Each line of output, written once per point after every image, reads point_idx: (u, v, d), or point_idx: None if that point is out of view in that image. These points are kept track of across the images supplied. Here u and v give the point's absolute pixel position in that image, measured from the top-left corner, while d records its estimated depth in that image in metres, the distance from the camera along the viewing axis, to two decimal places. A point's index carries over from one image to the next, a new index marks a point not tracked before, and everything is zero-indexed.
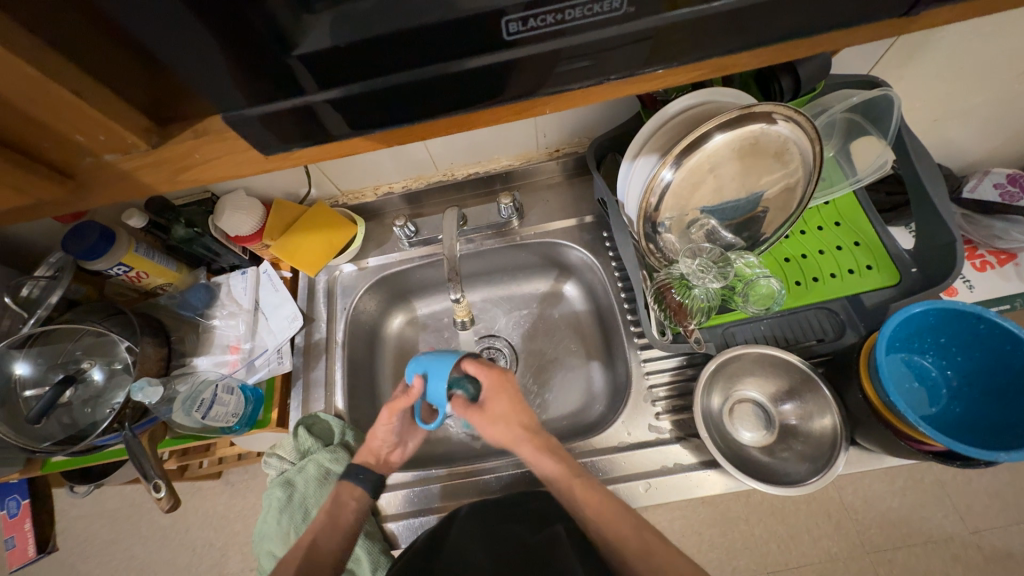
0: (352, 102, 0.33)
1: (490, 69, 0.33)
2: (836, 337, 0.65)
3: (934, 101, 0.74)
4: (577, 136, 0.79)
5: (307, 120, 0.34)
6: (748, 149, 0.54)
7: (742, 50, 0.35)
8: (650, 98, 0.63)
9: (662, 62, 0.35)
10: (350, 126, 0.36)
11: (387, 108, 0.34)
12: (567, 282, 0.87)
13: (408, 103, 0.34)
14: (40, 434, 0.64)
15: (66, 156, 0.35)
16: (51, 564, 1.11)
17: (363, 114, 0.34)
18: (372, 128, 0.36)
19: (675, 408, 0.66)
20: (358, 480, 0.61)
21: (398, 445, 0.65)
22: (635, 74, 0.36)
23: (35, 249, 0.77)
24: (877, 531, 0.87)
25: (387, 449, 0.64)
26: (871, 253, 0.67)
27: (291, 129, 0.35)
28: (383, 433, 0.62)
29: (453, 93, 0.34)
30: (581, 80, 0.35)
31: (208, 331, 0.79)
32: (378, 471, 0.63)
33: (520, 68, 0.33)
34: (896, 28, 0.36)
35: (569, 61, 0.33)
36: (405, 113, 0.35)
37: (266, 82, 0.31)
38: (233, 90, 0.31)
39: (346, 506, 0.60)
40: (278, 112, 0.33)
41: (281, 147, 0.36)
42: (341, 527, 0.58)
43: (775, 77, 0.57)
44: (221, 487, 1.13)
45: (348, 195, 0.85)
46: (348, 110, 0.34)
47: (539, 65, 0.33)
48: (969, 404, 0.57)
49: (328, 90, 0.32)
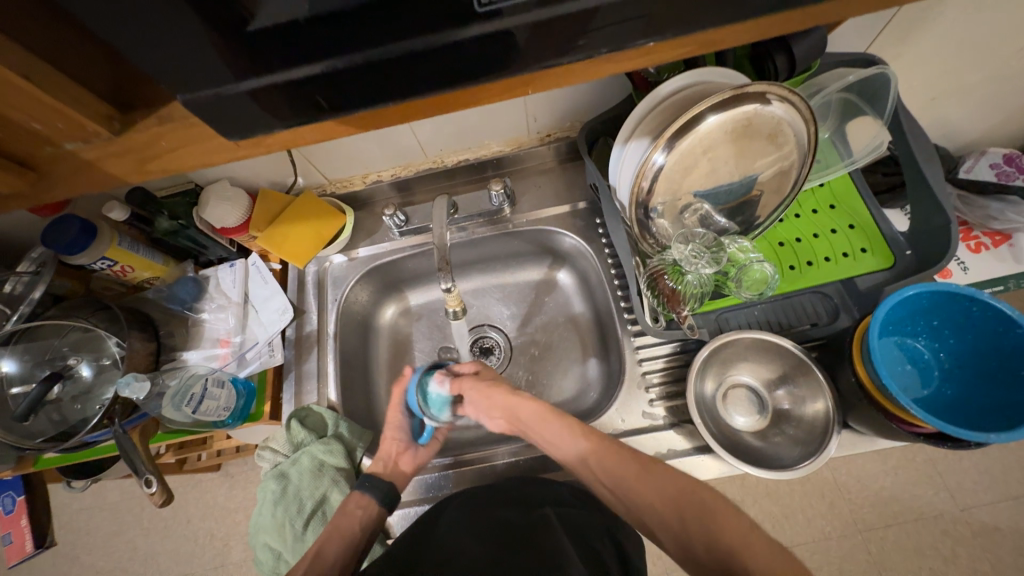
0: (334, 81, 0.32)
1: (473, 44, 0.31)
2: (830, 321, 0.64)
3: (932, 78, 0.73)
4: (568, 120, 0.78)
5: (287, 103, 0.33)
6: (741, 131, 0.53)
7: (727, 23, 0.34)
8: (641, 78, 0.61)
9: (643, 35, 0.33)
10: (334, 108, 0.34)
11: (359, 90, 0.33)
12: (561, 270, 0.86)
13: (388, 82, 0.33)
14: (29, 432, 0.63)
15: (23, 144, 0.34)
16: (54, 558, 1.12)
17: (343, 94, 0.33)
18: (353, 109, 0.34)
19: (669, 394, 0.66)
20: (364, 488, 0.61)
21: (408, 448, 0.67)
22: (627, 48, 0.34)
23: (16, 243, 0.76)
24: (869, 509, 0.88)
25: (396, 449, 0.66)
26: (866, 235, 0.67)
27: (265, 108, 0.33)
28: (391, 433, 0.68)
29: (435, 72, 0.33)
30: (569, 55, 0.34)
31: (197, 324, 0.78)
32: (388, 478, 0.63)
33: (505, 42, 0.31)
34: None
35: (555, 33, 0.32)
36: (388, 92, 0.33)
37: (237, 58, 0.29)
38: (190, 69, 0.29)
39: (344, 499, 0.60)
40: (255, 91, 0.31)
41: (250, 134, 0.35)
42: (343, 535, 0.58)
43: (769, 55, 0.56)
44: (221, 479, 1.13)
45: (336, 184, 0.83)
46: (329, 89, 0.32)
47: (524, 38, 0.32)
48: (960, 386, 0.57)
49: (305, 66, 0.31)
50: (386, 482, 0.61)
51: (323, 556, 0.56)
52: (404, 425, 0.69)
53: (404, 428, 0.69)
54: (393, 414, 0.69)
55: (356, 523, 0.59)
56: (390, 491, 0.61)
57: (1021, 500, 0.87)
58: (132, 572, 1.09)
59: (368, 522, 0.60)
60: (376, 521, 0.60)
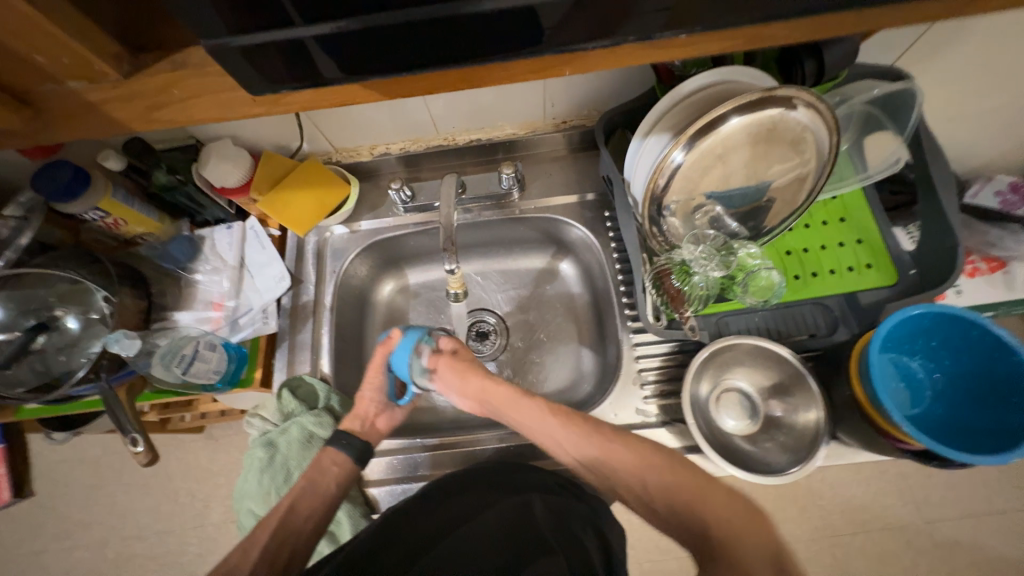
0: (343, 43, 0.30)
1: (494, 17, 0.30)
2: (828, 333, 0.65)
3: (953, 100, 0.72)
4: (586, 108, 0.76)
5: (287, 64, 0.31)
6: (764, 135, 0.52)
7: (757, 23, 0.33)
8: (667, 71, 0.59)
9: (669, 30, 0.33)
10: (343, 70, 0.32)
11: (378, 54, 0.31)
12: (564, 260, 0.85)
13: (409, 48, 0.31)
14: (11, 380, 0.62)
15: (22, 80, 0.32)
16: (30, 507, 1.11)
17: (349, 58, 0.32)
18: (362, 75, 0.33)
19: (663, 392, 0.66)
20: (340, 446, 0.60)
21: (385, 409, 0.66)
22: (652, 38, 0.33)
23: (5, 184, 0.73)
24: (838, 515, 0.91)
25: (373, 411, 0.65)
26: (872, 251, 0.67)
27: (264, 70, 0.31)
28: (370, 395, 0.65)
29: (455, 40, 0.31)
30: (593, 39, 0.33)
31: (191, 285, 0.76)
32: (364, 438, 0.62)
33: (529, 19, 0.31)
34: (926, 10, 0.34)
35: (580, 15, 0.31)
36: (401, 57, 0.32)
37: (235, 11, 0.28)
38: (190, 13, 0.27)
39: (327, 473, 0.59)
40: (254, 48, 0.30)
41: (258, 91, 0.33)
42: (319, 492, 0.57)
43: (798, 60, 0.55)
44: (203, 441, 1.12)
45: (342, 153, 0.81)
46: (337, 50, 0.31)
47: (549, 14, 0.30)
48: (951, 405, 0.58)
49: (314, 26, 0.29)
50: (361, 441, 0.61)
51: (296, 512, 0.56)
52: (384, 387, 0.66)
53: (384, 389, 0.66)
54: (375, 374, 0.66)
55: (334, 478, 0.59)
56: (365, 450, 0.61)
57: (983, 518, 0.89)
58: (108, 526, 1.08)
59: (344, 480, 0.59)
60: (350, 478, 0.60)
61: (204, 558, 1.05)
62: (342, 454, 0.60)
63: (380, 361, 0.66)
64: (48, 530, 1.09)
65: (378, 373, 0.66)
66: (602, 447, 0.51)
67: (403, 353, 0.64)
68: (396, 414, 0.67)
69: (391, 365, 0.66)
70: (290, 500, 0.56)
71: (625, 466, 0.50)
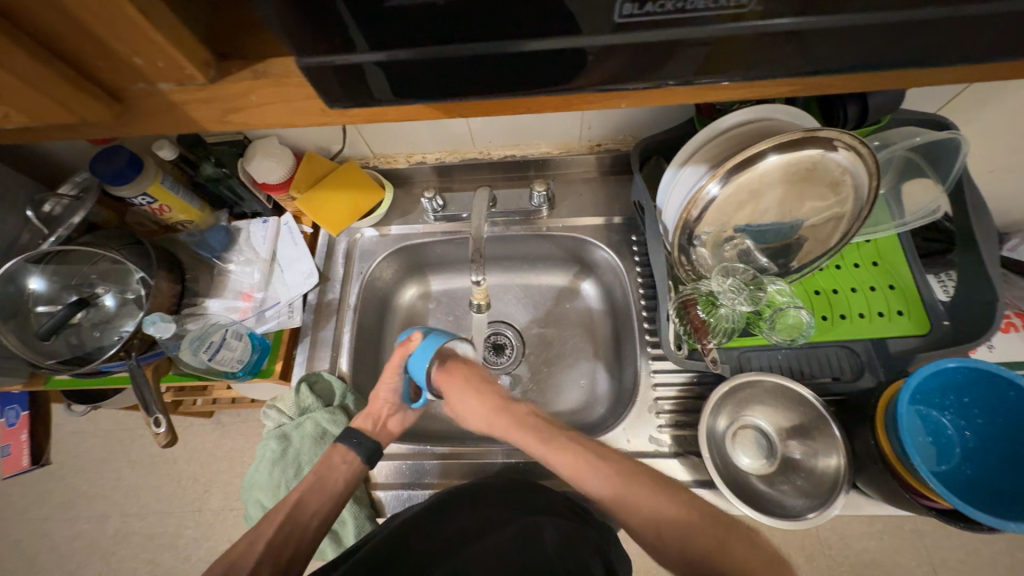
0: (400, 70, 0.31)
1: (545, 54, 0.31)
2: (853, 378, 0.63)
3: (998, 152, 0.71)
4: (621, 134, 0.77)
5: (346, 88, 0.32)
6: (801, 174, 0.52)
7: (805, 75, 0.33)
8: (708, 106, 0.61)
9: (719, 76, 0.33)
10: (396, 93, 0.33)
11: (433, 82, 0.32)
12: (586, 280, 0.86)
13: (463, 75, 0.32)
14: (46, 351, 0.65)
15: (117, 79, 0.33)
16: (44, 474, 1.14)
17: (405, 85, 0.32)
18: (416, 98, 0.34)
19: (678, 423, 0.65)
20: (350, 444, 0.61)
21: (398, 411, 0.66)
22: (693, 82, 0.34)
23: (64, 164, 0.77)
24: (847, 568, 0.88)
25: (386, 411, 0.65)
26: (904, 298, 0.65)
27: (323, 86, 0.32)
28: (385, 394, 0.65)
29: (509, 71, 0.32)
30: (635, 81, 0.33)
31: (223, 274, 0.78)
32: (375, 438, 0.63)
33: (577, 58, 0.31)
34: (977, 73, 0.34)
35: (630, 57, 0.31)
36: (451, 86, 0.33)
37: (304, 35, 0.29)
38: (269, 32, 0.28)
39: (336, 469, 0.60)
40: (316, 68, 0.31)
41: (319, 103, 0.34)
42: (327, 488, 0.58)
43: (842, 103, 0.55)
44: (213, 426, 1.15)
45: (379, 158, 0.83)
46: (392, 76, 0.32)
47: (598, 57, 0.31)
48: (981, 467, 0.55)
49: (374, 53, 0.30)
50: (372, 441, 0.62)
51: (303, 507, 0.56)
52: (399, 388, 0.66)
53: (399, 390, 0.66)
54: (391, 375, 0.65)
55: (342, 477, 0.59)
56: (375, 451, 0.61)
57: None
58: (112, 501, 1.10)
59: (351, 478, 0.60)
60: (358, 476, 0.61)
61: (200, 543, 1.06)
62: (351, 453, 0.61)
63: (395, 366, 0.65)
64: (57, 498, 1.12)
65: (395, 377, 0.65)
66: (617, 487, 0.50)
67: (420, 357, 0.63)
68: (408, 415, 0.67)
69: (407, 368, 0.65)
70: (298, 495, 0.57)
71: (642, 504, 0.49)
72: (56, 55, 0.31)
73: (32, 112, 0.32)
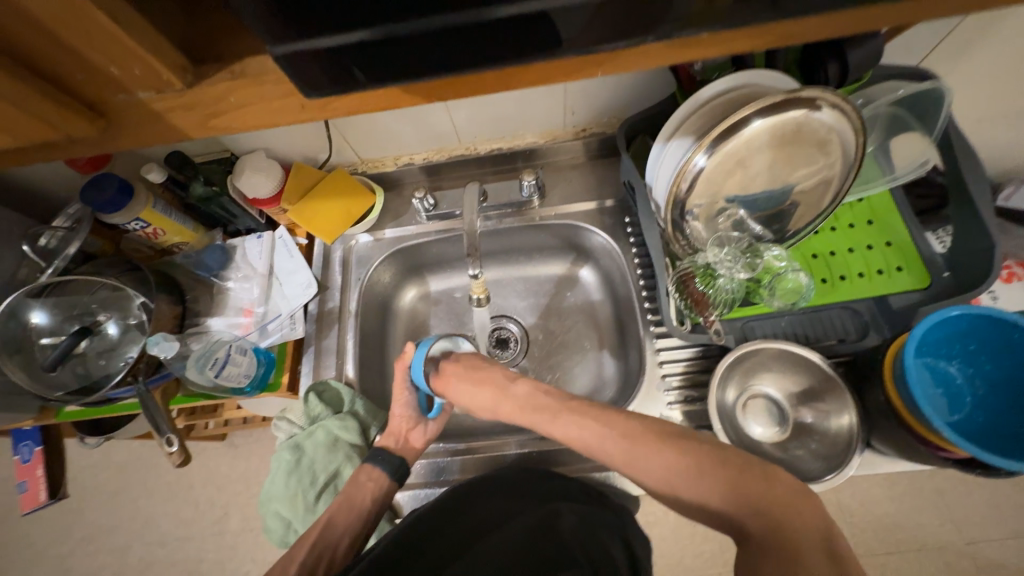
0: (375, 50, 0.31)
1: (516, 19, 0.31)
2: (858, 338, 0.63)
3: (984, 98, 0.70)
4: (605, 116, 0.77)
5: (328, 73, 0.32)
6: (788, 137, 0.52)
7: (779, 21, 0.33)
8: (687, 75, 0.60)
9: (694, 28, 0.33)
10: (371, 76, 0.33)
11: (406, 60, 0.32)
12: (584, 267, 0.86)
13: (438, 51, 0.32)
14: (55, 383, 0.65)
15: (97, 92, 0.34)
16: (60, 510, 1.14)
17: (383, 63, 0.32)
18: (391, 80, 0.33)
19: (688, 399, 0.65)
20: (376, 462, 0.62)
21: (418, 424, 0.67)
22: (672, 38, 0.33)
23: (55, 196, 0.78)
24: (871, 534, 0.87)
25: (406, 427, 0.66)
26: (902, 253, 0.65)
27: (301, 74, 0.32)
28: (400, 411, 0.66)
29: (481, 42, 0.32)
30: (610, 41, 0.33)
31: (222, 292, 0.78)
32: (400, 454, 0.63)
33: (546, 22, 0.31)
34: (953, 4, 0.34)
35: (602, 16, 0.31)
36: (430, 64, 0.32)
37: (277, 20, 0.29)
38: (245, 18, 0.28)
39: (364, 487, 0.60)
40: (293, 55, 0.30)
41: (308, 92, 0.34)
42: (354, 506, 0.59)
43: (822, 63, 0.55)
44: (225, 449, 1.15)
45: (368, 164, 0.83)
46: (368, 57, 0.32)
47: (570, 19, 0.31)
48: (992, 413, 0.56)
49: (346, 32, 0.30)
50: (397, 457, 0.62)
51: (334, 524, 0.58)
52: (412, 402, 0.67)
53: (413, 403, 0.67)
54: (399, 393, 0.66)
55: (369, 496, 0.60)
56: (401, 467, 0.62)
57: None
58: (132, 531, 1.11)
59: (379, 496, 0.61)
60: (387, 494, 0.61)
61: (223, 566, 1.07)
62: (377, 471, 0.61)
63: (402, 380, 0.67)
64: (76, 534, 1.12)
65: (404, 392, 0.67)
66: (626, 450, 0.50)
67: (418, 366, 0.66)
68: (432, 426, 0.67)
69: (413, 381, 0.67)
70: (328, 515, 0.59)
71: (654, 477, 0.48)
72: (34, 72, 0.31)
73: (17, 132, 0.32)
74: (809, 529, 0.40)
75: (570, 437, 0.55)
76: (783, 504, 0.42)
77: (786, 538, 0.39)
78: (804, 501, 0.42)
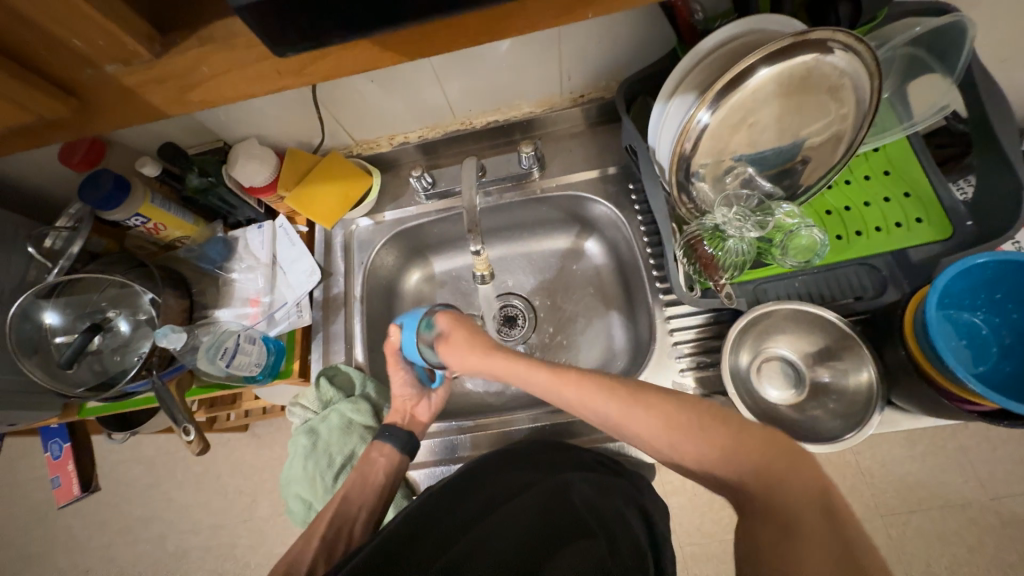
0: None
1: None
2: (876, 295, 0.61)
3: (1011, 32, 0.65)
4: (604, 79, 0.73)
5: (295, 28, 0.30)
6: (797, 85, 0.49)
7: None
8: (689, 28, 0.57)
9: None
10: (343, 28, 0.31)
11: (378, 9, 0.30)
12: (589, 239, 0.84)
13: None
14: (74, 380, 0.67)
15: (64, 69, 0.33)
16: (97, 504, 1.18)
17: (353, 14, 0.30)
18: (365, 32, 0.31)
19: (701, 364, 0.64)
20: (385, 438, 0.62)
21: (421, 398, 0.68)
22: None
23: (58, 196, 0.78)
24: (892, 494, 0.87)
25: (410, 403, 0.67)
26: (921, 204, 0.62)
27: (266, 30, 0.30)
28: (399, 389, 0.67)
29: None
30: None
31: (228, 284, 0.78)
32: (408, 429, 0.64)
33: None
34: None
35: None
36: (403, 9, 0.30)
37: None
38: None
39: (375, 463, 0.62)
40: (254, 8, 0.28)
41: (281, 51, 0.32)
42: (369, 483, 0.61)
43: (833, 5, 0.52)
44: (248, 439, 1.17)
45: (362, 145, 0.82)
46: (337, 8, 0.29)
47: None
48: (1020, 362, 0.54)
49: None
50: (406, 432, 0.62)
51: (349, 501, 0.60)
52: (410, 376, 0.68)
53: (411, 378, 0.68)
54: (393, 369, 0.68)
55: (381, 470, 0.61)
56: (409, 440, 0.62)
57: None
58: (165, 521, 1.15)
59: (391, 470, 0.62)
60: (398, 468, 0.62)
61: (255, 550, 1.10)
62: (386, 446, 0.62)
63: (394, 361, 0.68)
64: (114, 526, 1.17)
65: (399, 368, 0.68)
66: (624, 411, 0.48)
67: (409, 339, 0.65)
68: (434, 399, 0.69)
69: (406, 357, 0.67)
70: (344, 492, 0.60)
71: (669, 449, 0.47)
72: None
73: None
74: (806, 498, 0.40)
75: (573, 401, 0.51)
76: (784, 468, 0.41)
77: (784, 508, 0.40)
78: (808, 468, 0.42)
